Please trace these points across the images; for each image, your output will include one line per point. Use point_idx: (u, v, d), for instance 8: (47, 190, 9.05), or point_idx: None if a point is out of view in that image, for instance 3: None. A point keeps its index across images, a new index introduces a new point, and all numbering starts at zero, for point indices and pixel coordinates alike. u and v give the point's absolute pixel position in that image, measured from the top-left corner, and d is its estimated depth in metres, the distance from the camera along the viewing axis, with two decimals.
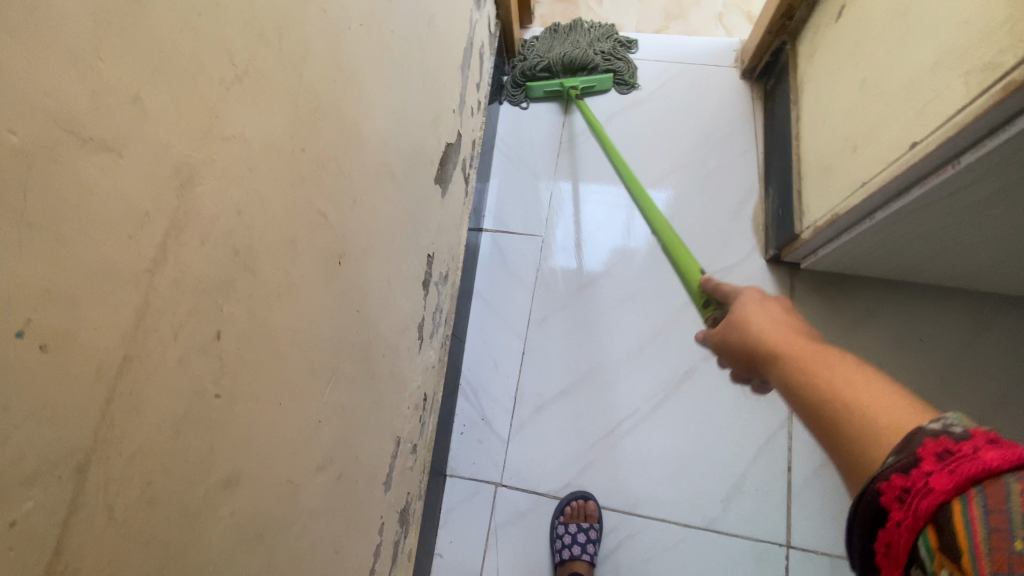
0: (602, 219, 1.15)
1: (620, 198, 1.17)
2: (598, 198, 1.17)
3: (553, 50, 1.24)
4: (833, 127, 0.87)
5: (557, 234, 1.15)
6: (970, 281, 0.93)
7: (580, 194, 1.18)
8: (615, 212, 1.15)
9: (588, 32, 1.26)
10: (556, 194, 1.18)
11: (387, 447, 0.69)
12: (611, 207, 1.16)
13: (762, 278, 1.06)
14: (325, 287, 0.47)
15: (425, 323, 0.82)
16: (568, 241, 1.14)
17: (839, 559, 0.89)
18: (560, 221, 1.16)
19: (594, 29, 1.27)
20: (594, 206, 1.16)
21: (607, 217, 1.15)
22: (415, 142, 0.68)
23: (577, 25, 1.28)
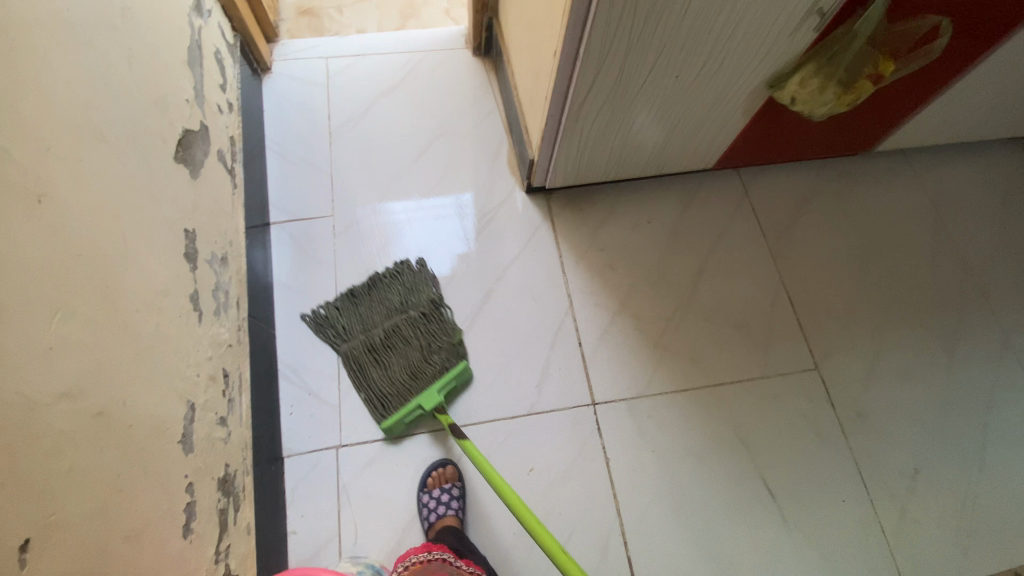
0: (432, 228, 1.22)
1: (448, 207, 1.25)
2: (426, 210, 1.25)
3: (389, 367, 1.04)
4: (525, 67, 1.09)
5: (395, 251, 1.20)
6: (661, 165, 1.22)
7: (399, 212, 1.24)
8: (447, 220, 1.23)
9: (414, 314, 1.09)
10: (388, 218, 1.23)
11: (177, 407, 0.70)
12: (440, 217, 1.24)
13: (526, 205, 1.26)
14: (23, 220, 0.49)
15: (204, 299, 0.83)
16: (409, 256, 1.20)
17: (633, 401, 1.08)
18: (398, 240, 1.21)
19: (415, 304, 1.10)
20: (416, 225, 1.23)
21: (440, 227, 1.23)
22: (134, 119, 0.72)
23: (398, 311, 1.09)
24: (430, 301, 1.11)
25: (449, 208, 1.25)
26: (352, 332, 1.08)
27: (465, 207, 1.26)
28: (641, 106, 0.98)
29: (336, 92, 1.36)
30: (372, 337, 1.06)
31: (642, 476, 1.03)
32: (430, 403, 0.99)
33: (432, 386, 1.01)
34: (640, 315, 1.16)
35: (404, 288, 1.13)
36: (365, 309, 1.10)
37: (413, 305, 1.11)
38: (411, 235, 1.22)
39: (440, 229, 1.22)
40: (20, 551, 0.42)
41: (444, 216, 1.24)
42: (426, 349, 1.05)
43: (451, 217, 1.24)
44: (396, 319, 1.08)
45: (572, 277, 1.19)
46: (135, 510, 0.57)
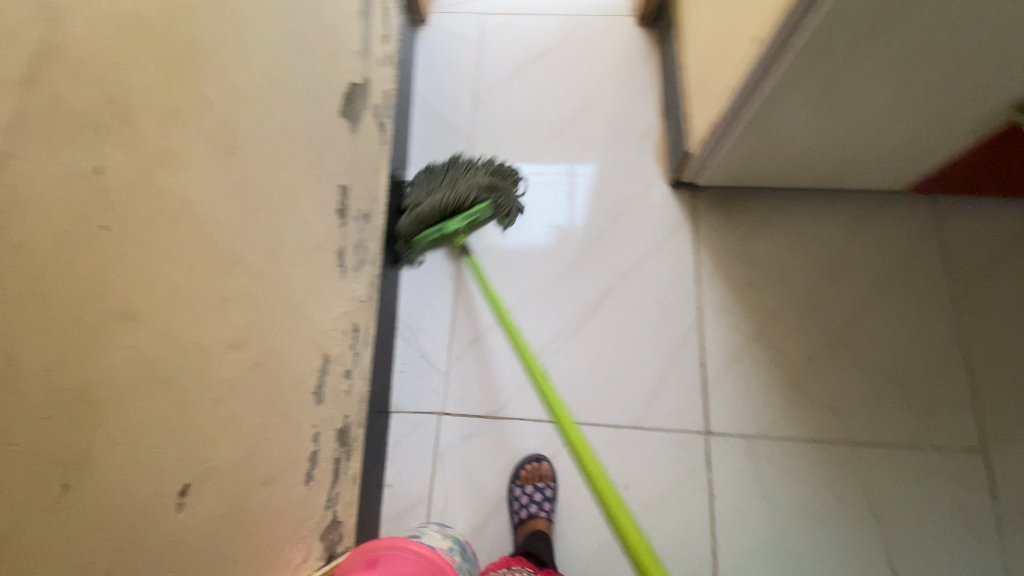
0: (539, 192, 1.18)
1: (561, 175, 1.19)
2: (537, 174, 1.20)
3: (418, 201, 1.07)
4: (706, 48, 0.96)
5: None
6: (841, 179, 1.05)
7: (510, 174, 1.20)
8: (558, 189, 1.18)
9: (458, 177, 1.06)
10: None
11: (314, 360, 0.73)
12: (553, 186, 1.19)
13: (669, 200, 1.15)
14: (218, 175, 0.50)
15: (347, 254, 0.85)
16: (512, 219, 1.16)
17: (752, 440, 0.98)
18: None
19: (465, 173, 1.07)
20: (521, 186, 1.19)
21: (548, 194, 1.18)
22: (311, 71, 0.72)
23: (447, 180, 1.07)
24: (487, 178, 1.04)
25: (560, 175, 1.19)
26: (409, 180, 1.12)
27: (578, 176, 1.19)
28: (845, 110, 0.82)
29: (488, 52, 1.31)
30: (416, 194, 1.09)
31: (746, 521, 0.94)
32: (451, 226, 1.02)
33: (456, 216, 1.03)
34: (777, 347, 1.04)
35: (466, 166, 1.08)
36: (422, 180, 1.11)
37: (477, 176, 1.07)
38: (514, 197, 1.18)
39: (547, 196, 1.18)
40: (178, 496, 0.45)
41: (556, 183, 1.19)
42: (457, 186, 1.03)
43: (562, 185, 1.18)
44: (441, 179, 1.08)
45: (706, 289, 1.08)
46: (271, 458, 0.60)
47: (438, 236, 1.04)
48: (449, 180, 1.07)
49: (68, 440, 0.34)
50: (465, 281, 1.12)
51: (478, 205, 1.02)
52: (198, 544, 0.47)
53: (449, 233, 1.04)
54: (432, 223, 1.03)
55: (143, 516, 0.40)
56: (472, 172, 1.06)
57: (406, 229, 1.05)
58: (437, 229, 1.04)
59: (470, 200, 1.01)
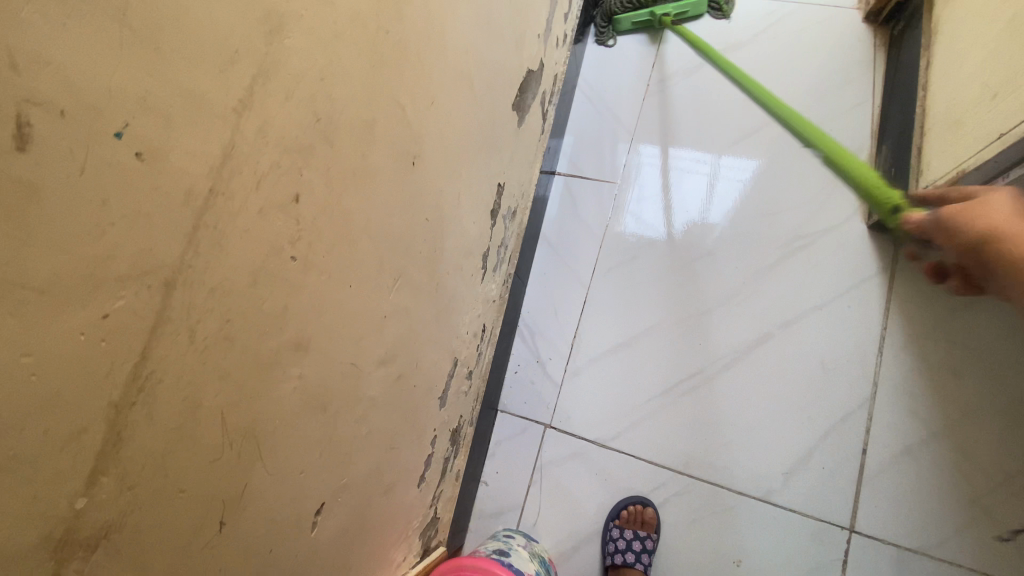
0: (672, 180, 1.07)
1: (703, 164, 1.06)
2: (673, 160, 1.08)
3: None
4: (974, 69, 0.75)
5: (630, 204, 1.08)
6: None
7: (643, 159, 1.10)
8: (699, 180, 1.06)
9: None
10: (634, 162, 1.10)
11: (445, 364, 0.70)
12: (694, 177, 1.06)
13: (863, 244, 0.95)
14: (398, 187, 0.46)
15: (490, 254, 0.81)
16: (641, 210, 1.07)
17: (908, 552, 0.82)
18: (633, 189, 1.09)
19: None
20: (654, 171, 1.09)
21: (682, 183, 1.06)
22: (496, 60, 0.66)
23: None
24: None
25: (700, 164, 1.06)
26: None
27: (722, 168, 1.05)
28: None
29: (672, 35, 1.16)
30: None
31: None
32: (662, 11, 1.12)
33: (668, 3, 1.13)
34: (967, 450, 0.84)
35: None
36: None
37: None
38: (646, 183, 1.08)
39: (681, 187, 1.06)
40: (313, 515, 0.44)
41: (693, 172, 1.06)
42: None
43: (699, 175, 1.06)
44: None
45: (887, 361, 0.90)
46: (394, 467, 0.59)
47: (647, 16, 1.13)
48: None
49: (229, 480, 0.33)
50: (598, 293, 1.04)
51: (684, 11, 1.14)
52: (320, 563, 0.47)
53: (658, 17, 1.12)
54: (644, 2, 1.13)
55: (281, 541, 0.40)
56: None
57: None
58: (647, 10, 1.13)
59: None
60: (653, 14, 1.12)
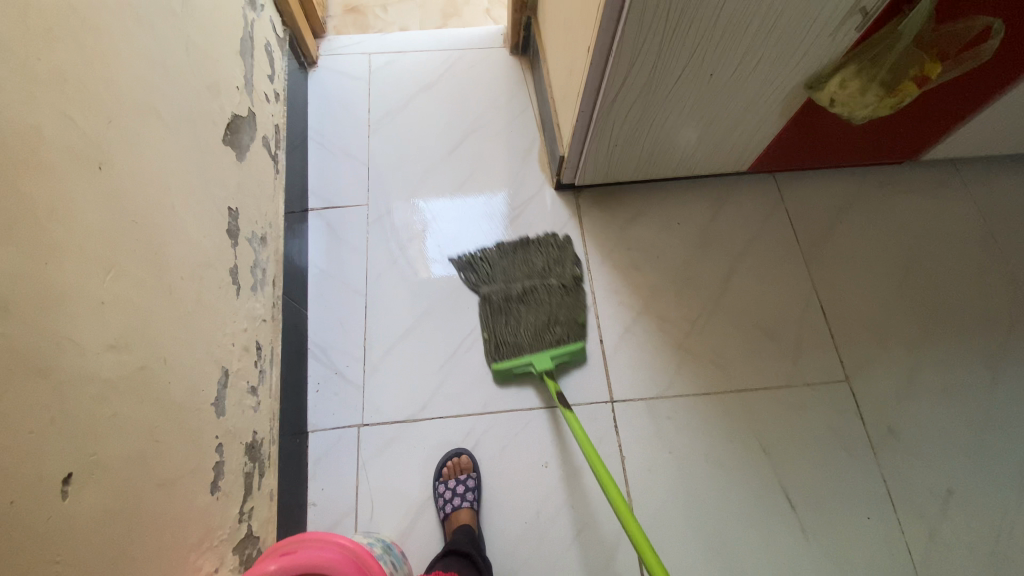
0: (464, 229, 1.24)
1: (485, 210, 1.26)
2: (461, 209, 1.26)
3: (517, 318, 1.10)
4: (560, 64, 1.11)
5: (429, 250, 1.22)
6: (692, 166, 1.21)
7: (418, 209, 1.27)
8: (478, 220, 1.25)
9: (556, 288, 1.13)
10: (417, 215, 1.26)
11: (212, 371, 0.74)
12: (472, 219, 1.25)
13: (555, 200, 1.27)
14: (87, 185, 0.54)
15: (243, 274, 0.88)
16: (438, 253, 1.22)
17: (652, 401, 1.08)
18: (428, 236, 1.24)
19: (557, 281, 1.14)
20: (445, 220, 1.25)
21: (470, 226, 1.24)
22: (187, 100, 0.77)
23: (553, 286, 1.13)
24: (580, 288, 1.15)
25: (478, 208, 1.26)
26: (495, 280, 1.16)
27: (497, 208, 1.27)
28: (672, 105, 0.98)
29: (377, 87, 1.41)
30: (509, 311, 1.11)
31: (657, 475, 1.03)
32: (541, 366, 1.04)
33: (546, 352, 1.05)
34: (663, 316, 1.15)
35: (568, 283, 1.15)
36: (520, 251, 1.19)
37: (567, 321, 1.10)
38: (442, 233, 1.24)
39: (468, 230, 1.24)
40: (62, 484, 0.46)
41: (476, 219, 1.25)
42: (550, 314, 1.10)
43: (481, 217, 1.25)
44: (537, 271, 1.16)
45: (597, 275, 1.19)
46: (168, 461, 0.61)
47: (528, 370, 1.05)
48: (549, 287, 1.13)
49: None
50: (373, 298, 1.17)
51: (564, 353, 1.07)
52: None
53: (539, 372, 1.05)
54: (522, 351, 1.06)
55: (26, 497, 0.42)
56: (562, 310, 1.11)
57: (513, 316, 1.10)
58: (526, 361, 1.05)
59: (562, 343, 1.07)
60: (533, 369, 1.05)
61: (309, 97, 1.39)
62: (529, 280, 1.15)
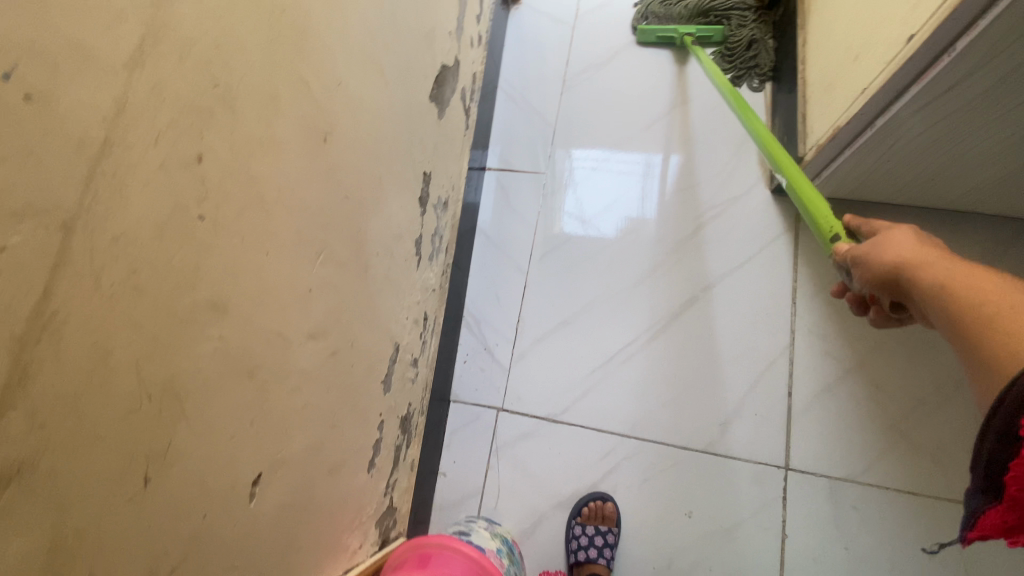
0: (611, 186, 1.12)
1: (641, 166, 1.12)
2: (610, 162, 1.14)
3: None
4: (839, 39, 0.85)
5: (566, 200, 1.13)
6: (981, 199, 0.91)
7: (571, 162, 1.15)
8: (631, 179, 1.12)
9: (751, 16, 1.13)
10: (569, 166, 1.15)
11: (385, 348, 0.72)
12: (624, 176, 1.12)
13: (769, 208, 1.05)
14: (310, 160, 0.49)
15: (424, 243, 0.83)
16: (576, 208, 1.12)
17: (839, 481, 0.89)
18: (568, 186, 1.14)
19: (755, 22, 1.13)
20: (587, 169, 1.14)
21: (621, 186, 1.12)
22: (405, 49, 0.69)
23: (757, 14, 1.14)
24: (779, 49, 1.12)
25: (634, 166, 1.12)
26: None
27: (653, 168, 1.12)
28: (1006, 125, 0.70)
29: (582, 34, 1.24)
30: None
31: (822, 569, 0.86)
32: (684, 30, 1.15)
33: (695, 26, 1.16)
34: (878, 381, 0.93)
35: (782, 26, 1.12)
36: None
37: (741, 44, 1.13)
38: (584, 184, 1.13)
39: (616, 188, 1.12)
40: (251, 486, 0.44)
41: (630, 179, 1.12)
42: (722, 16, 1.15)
43: (635, 177, 1.12)
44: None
45: (802, 309, 0.98)
46: (338, 447, 0.60)
47: (672, 32, 1.17)
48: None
49: (151, 434, 0.33)
50: (535, 277, 1.08)
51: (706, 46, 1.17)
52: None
53: (680, 36, 1.16)
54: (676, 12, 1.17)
55: (216, 508, 0.40)
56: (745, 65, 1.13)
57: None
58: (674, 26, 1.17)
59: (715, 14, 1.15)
60: (676, 33, 1.16)
61: (507, 37, 1.27)
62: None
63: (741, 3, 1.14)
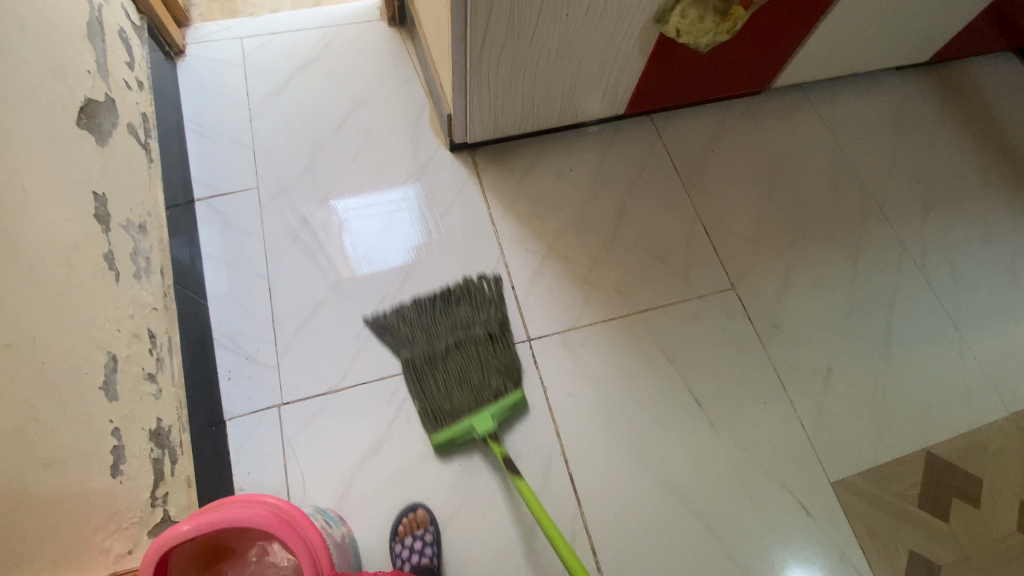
0: (382, 223, 1.22)
1: (400, 201, 1.25)
2: (374, 205, 1.24)
3: (445, 378, 1.02)
4: (433, 22, 1.13)
5: (348, 246, 1.19)
6: (575, 113, 1.29)
7: (337, 213, 1.22)
8: (398, 216, 1.23)
9: (479, 341, 1.06)
10: (337, 217, 1.22)
11: (97, 354, 0.71)
12: (388, 213, 1.23)
13: (452, 162, 1.30)
14: None
15: (119, 261, 0.84)
16: (358, 250, 1.19)
17: (566, 333, 1.14)
18: (345, 234, 1.20)
19: (482, 328, 1.07)
20: (363, 219, 1.22)
21: (389, 221, 1.22)
22: (19, 76, 0.72)
23: (467, 325, 1.08)
24: (503, 326, 1.10)
25: (394, 202, 1.24)
26: (416, 339, 1.07)
27: (412, 200, 1.25)
28: (540, 52, 1.03)
29: (254, 69, 1.36)
30: (412, 313, 1.09)
31: (578, 400, 1.09)
32: (481, 429, 0.97)
33: (487, 408, 0.99)
34: (566, 255, 1.22)
35: (482, 300, 1.12)
36: (424, 314, 1.09)
37: (509, 366, 1.05)
38: (360, 230, 1.21)
39: (389, 223, 1.22)
40: None
41: (397, 212, 1.23)
42: (481, 380, 1.02)
43: (397, 212, 1.23)
44: (455, 336, 1.06)
45: (500, 226, 1.24)
46: (51, 442, 0.59)
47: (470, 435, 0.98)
48: (458, 342, 1.05)
49: None
50: (278, 279, 1.14)
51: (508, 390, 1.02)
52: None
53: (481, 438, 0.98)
54: (455, 408, 1.00)
55: None
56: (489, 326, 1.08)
57: (427, 359, 1.04)
58: (466, 424, 0.99)
59: (474, 354, 1.04)
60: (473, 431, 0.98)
61: (180, 85, 1.33)
62: (440, 340, 1.06)
63: (464, 319, 1.09)
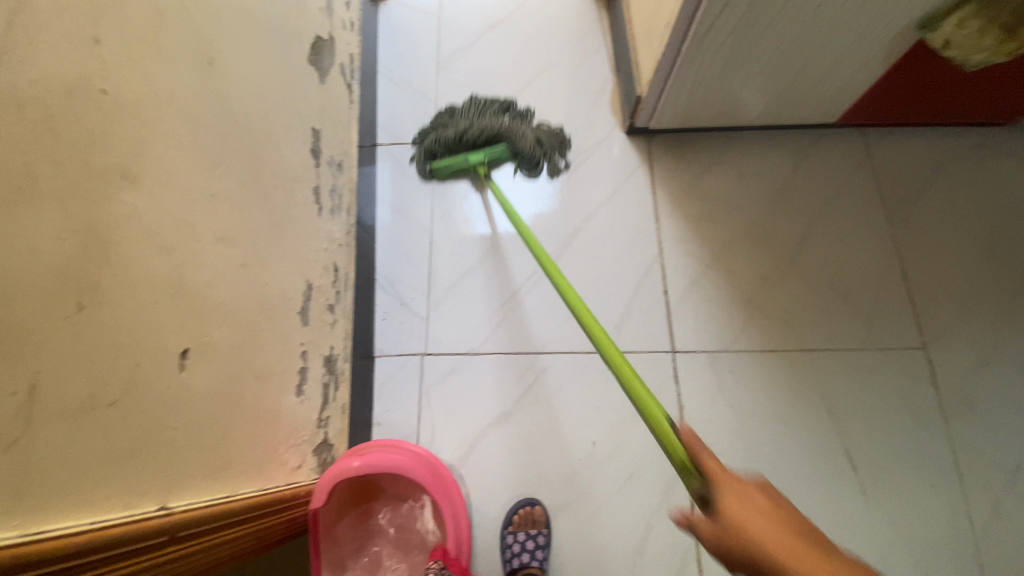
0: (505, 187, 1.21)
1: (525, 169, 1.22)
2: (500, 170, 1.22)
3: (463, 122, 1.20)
4: None
5: (471, 208, 1.19)
6: (778, 114, 1.15)
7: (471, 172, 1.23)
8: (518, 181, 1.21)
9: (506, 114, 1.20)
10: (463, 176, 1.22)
11: (298, 281, 0.77)
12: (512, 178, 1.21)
13: (627, 147, 1.23)
14: (200, 78, 0.56)
15: (322, 194, 0.90)
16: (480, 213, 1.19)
17: (716, 352, 1.06)
18: (472, 196, 1.21)
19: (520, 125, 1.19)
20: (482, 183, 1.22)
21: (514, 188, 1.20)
22: (276, 11, 0.78)
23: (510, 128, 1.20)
24: (546, 131, 1.21)
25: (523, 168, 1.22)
26: (462, 116, 1.22)
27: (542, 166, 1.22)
28: (769, 43, 0.91)
29: (447, 22, 1.37)
30: (467, 113, 1.22)
31: (715, 427, 1.02)
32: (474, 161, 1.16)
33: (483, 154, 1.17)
34: (731, 269, 1.12)
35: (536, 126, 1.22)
36: (475, 108, 1.22)
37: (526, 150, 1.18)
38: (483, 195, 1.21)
39: (524, 192, 1.20)
40: (180, 357, 0.50)
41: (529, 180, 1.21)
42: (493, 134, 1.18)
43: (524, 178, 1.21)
44: (496, 115, 1.21)
45: (665, 223, 1.16)
46: (260, 358, 0.64)
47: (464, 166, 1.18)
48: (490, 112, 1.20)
49: (80, 267, 0.39)
50: (439, 234, 1.17)
51: (501, 144, 1.19)
52: (179, 514, 0.49)
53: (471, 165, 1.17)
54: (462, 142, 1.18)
55: (149, 361, 0.46)
56: (519, 119, 1.21)
57: (457, 114, 1.22)
58: (464, 159, 1.17)
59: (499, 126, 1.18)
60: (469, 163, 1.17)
61: (380, 29, 1.38)
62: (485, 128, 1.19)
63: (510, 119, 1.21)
